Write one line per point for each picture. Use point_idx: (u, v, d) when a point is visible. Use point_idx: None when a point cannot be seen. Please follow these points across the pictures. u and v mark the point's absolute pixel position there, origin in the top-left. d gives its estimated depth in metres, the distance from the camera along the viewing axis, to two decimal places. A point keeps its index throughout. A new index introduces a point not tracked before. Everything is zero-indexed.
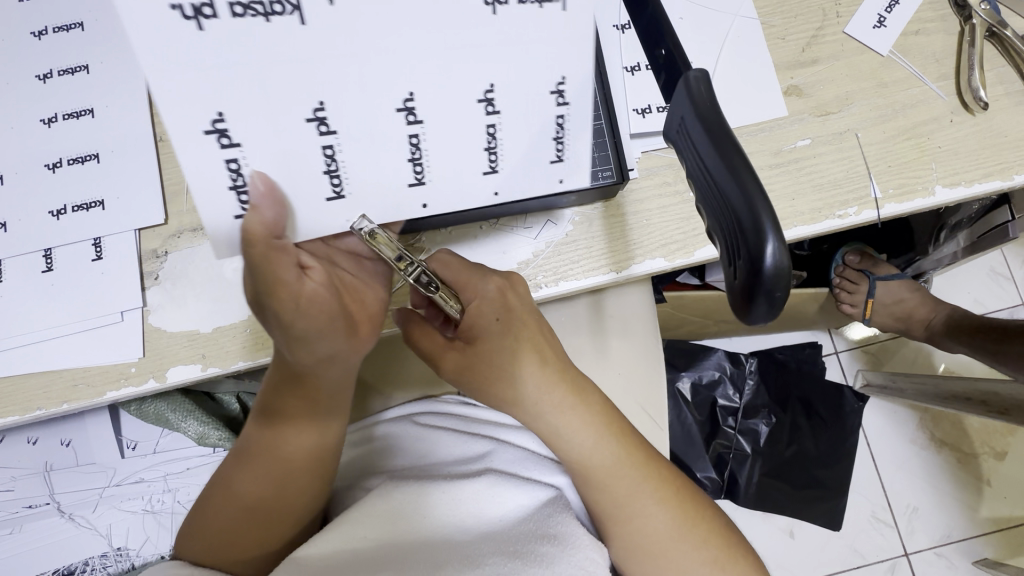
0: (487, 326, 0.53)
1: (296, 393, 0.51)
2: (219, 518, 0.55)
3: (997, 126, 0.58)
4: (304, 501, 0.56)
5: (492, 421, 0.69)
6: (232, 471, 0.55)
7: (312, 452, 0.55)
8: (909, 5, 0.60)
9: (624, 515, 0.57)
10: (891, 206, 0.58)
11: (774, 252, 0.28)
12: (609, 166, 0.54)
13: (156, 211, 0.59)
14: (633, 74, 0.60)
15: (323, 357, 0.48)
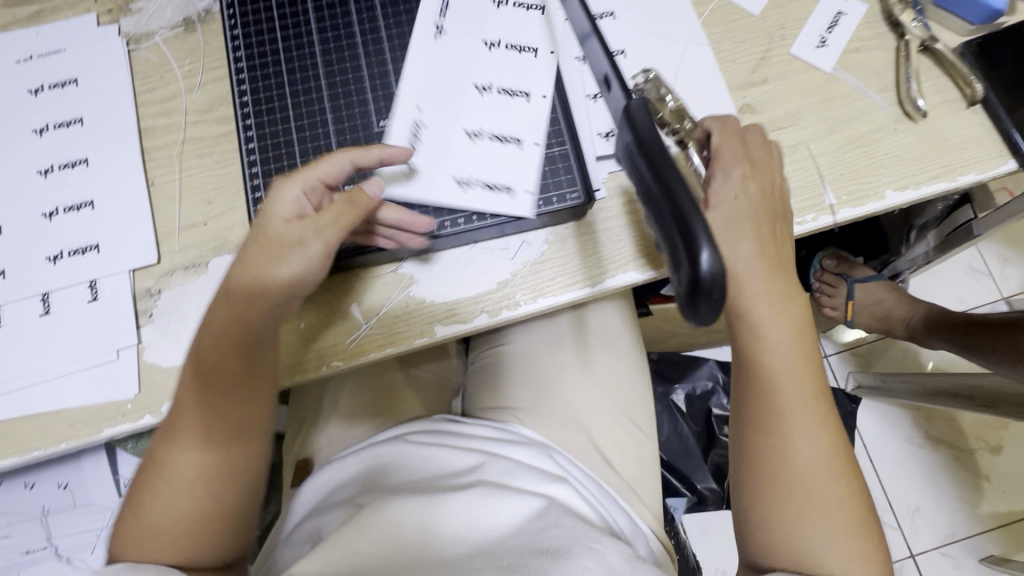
0: (739, 226, 0.51)
1: (217, 375, 0.51)
2: (148, 506, 0.51)
3: (938, 132, 0.62)
4: (228, 498, 0.53)
5: (474, 434, 0.71)
6: (151, 466, 0.52)
7: (232, 434, 0.53)
8: (848, 25, 0.65)
9: (802, 464, 0.50)
10: (846, 211, 0.61)
11: (710, 259, 0.30)
12: (577, 188, 0.59)
13: (149, 251, 0.62)
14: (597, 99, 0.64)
15: (262, 305, 0.50)
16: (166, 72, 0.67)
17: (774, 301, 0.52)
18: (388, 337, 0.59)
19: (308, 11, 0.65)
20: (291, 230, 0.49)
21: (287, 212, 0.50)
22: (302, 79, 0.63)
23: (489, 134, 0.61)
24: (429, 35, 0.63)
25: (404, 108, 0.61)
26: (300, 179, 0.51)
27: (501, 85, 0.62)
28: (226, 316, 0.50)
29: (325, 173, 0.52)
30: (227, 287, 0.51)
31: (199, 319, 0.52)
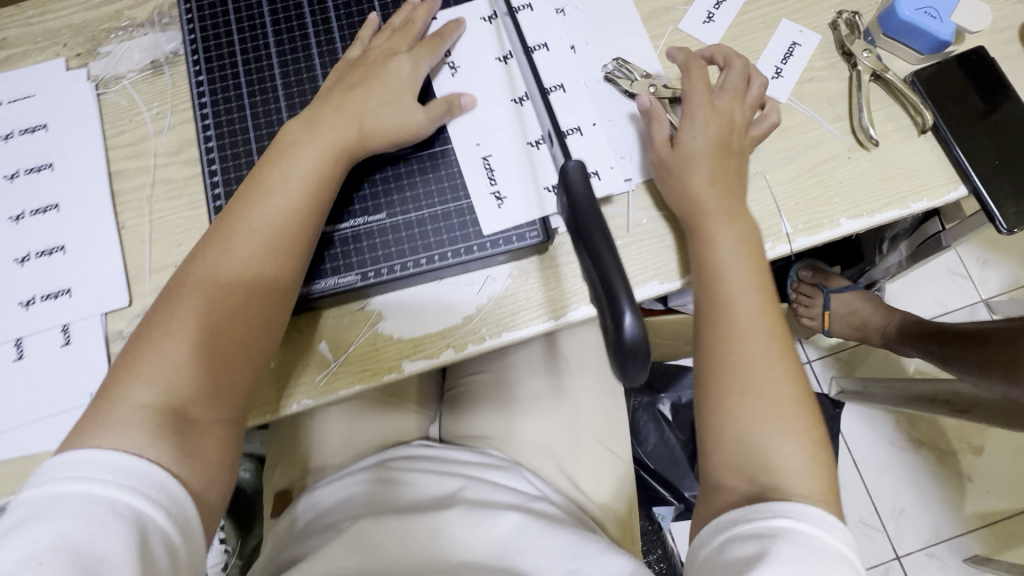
0: (697, 142, 0.59)
1: (264, 232, 0.55)
2: (162, 307, 0.54)
3: (891, 160, 0.64)
4: (232, 383, 0.54)
5: (457, 458, 0.72)
6: (159, 312, 0.53)
7: (262, 259, 0.55)
8: (802, 56, 0.67)
9: (749, 363, 0.51)
10: (802, 239, 0.62)
11: (632, 319, 0.32)
12: (536, 228, 0.61)
13: (120, 294, 0.63)
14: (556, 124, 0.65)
15: (318, 191, 0.58)
16: (135, 114, 0.68)
17: (733, 222, 0.56)
18: (357, 373, 0.60)
19: (272, 55, 0.68)
20: (383, 130, 0.60)
21: (317, 139, 0.59)
22: (265, 120, 0.65)
23: (550, 138, 0.63)
24: (446, 77, 0.66)
25: (467, 53, 0.66)
26: (369, 83, 0.61)
27: (536, 90, 0.65)
28: (265, 188, 0.57)
29: (398, 68, 0.62)
30: (258, 180, 0.57)
31: (238, 195, 0.57)
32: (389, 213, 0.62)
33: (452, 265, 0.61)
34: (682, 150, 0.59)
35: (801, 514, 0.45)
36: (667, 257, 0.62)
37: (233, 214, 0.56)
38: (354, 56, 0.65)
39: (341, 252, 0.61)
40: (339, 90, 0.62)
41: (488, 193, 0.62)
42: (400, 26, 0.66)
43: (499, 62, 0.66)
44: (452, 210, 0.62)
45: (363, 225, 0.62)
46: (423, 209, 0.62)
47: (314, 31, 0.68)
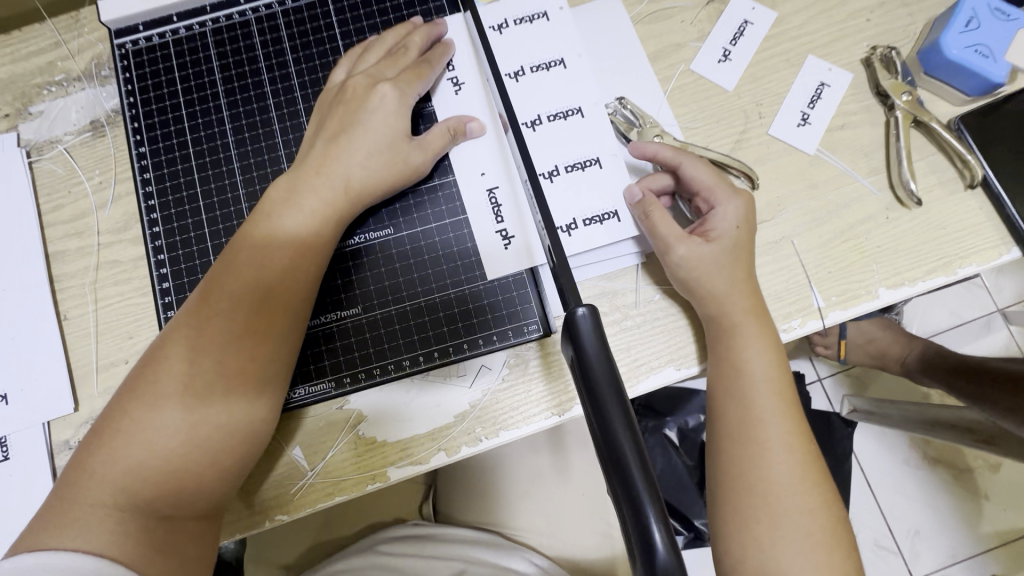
0: (724, 232, 0.51)
1: (247, 296, 0.47)
2: (143, 368, 0.46)
3: (934, 219, 0.56)
4: (207, 479, 0.45)
5: (453, 536, 0.67)
6: (128, 391, 0.45)
7: (243, 332, 0.46)
8: (832, 98, 0.59)
9: (768, 485, 0.47)
10: (836, 313, 0.55)
11: (663, 536, 0.25)
12: (534, 319, 0.53)
13: (63, 399, 0.55)
14: (551, 181, 0.55)
15: (305, 256, 0.49)
16: (74, 185, 0.59)
17: (760, 329, 0.50)
18: (337, 486, 0.52)
19: (221, 108, 0.58)
20: (375, 185, 0.51)
21: (308, 192, 0.50)
22: (217, 190, 0.56)
23: (565, 168, 0.56)
24: (446, 94, 0.57)
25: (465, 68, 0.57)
26: (354, 130, 0.51)
27: (550, 112, 0.57)
28: (246, 249, 0.48)
29: (386, 111, 0.52)
30: (236, 245, 0.49)
31: (222, 254, 0.49)
32: (366, 308, 0.53)
33: (441, 365, 0.53)
34: (709, 246, 0.51)
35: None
36: (684, 338, 0.54)
37: (229, 259, 0.48)
38: (338, 82, 0.55)
39: (314, 353, 0.53)
40: (318, 144, 0.52)
41: (492, 231, 0.54)
42: (393, 50, 0.56)
43: (509, 79, 0.57)
44: (440, 302, 0.53)
45: (335, 321, 0.53)
46: (408, 301, 0.53)
47: (270, 77, 0.58)
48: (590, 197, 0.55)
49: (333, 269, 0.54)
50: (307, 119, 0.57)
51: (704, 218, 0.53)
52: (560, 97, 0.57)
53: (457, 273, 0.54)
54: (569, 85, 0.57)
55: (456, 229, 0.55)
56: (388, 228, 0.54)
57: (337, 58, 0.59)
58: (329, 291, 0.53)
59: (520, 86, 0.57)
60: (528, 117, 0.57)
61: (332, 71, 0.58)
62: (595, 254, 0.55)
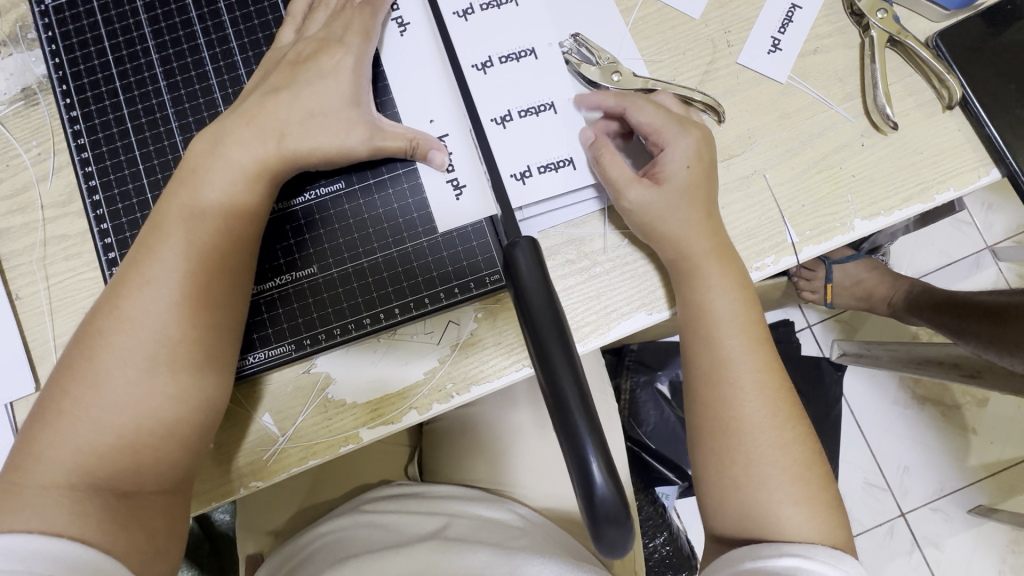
0: (680, 166, 0.49)
1: (182, 263, 0.45)
2: (78, 347, 0.44)
3: (911, 144, 0.54)
4: (166, 450, 0.44)
5: (440, 493, 0.68)
6: (66, 371, 0.44)
7: (178, 303, 0.44)
8: (804, 21, 0.56)
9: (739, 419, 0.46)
10: (810, 247, 0.54)
11: (603, 471, 0.27)
12: (496, 269, 0.52)
13: (23, 380, 0.53)
14: (504, 126, 0.53)
15: (238, 218, 0.47)
16: (10, 158, 0.56)
17: (727, 265, 0.49)
18: (309, 450, 0.52)
19: (153, 65, 0.55)
20: (310, 139, 0.48)
21: (235, 145, 0.47)
22: (157, 153, 0.54)
23: (519, 113, 0.53)
24: (392, 35, 0.53)
25: (414, 8, 0.53)
26: (297, 87, 0.48)
27: (502, 53, 0.53)
28: (180, 213, 0.46)
29: (335, 64, 0.49)
30: (165, 207, 0.46)
31: (147, 222, 0.46)
32: (322, 266, 0.51)
33: (405, 321, 0.52)
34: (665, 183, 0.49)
35: (811, 552, 0.43)
36: (655, 282, 0.53)
37: (153, 227, 0.46)
38: (287, 44, 0.52)
39: (269, 316, 0.51)
40: (254, 97, 0.49)
41: (443, 180, 0.52)
42: (338, 4, 0.51)
43: (457, 18, 0.53)
44: (398, 257, 0.52)
45: (290, 282, 0.51)
46: (363, 259, 0.51)
47: (203, 29, 0.54)
48: (549, 141, 0.53)
49: (283, 229, 0.51)
50: (245, 73, 0.54)
51: (655, 161, 0.51)
52: (514, 35, 0.53)
53: (413, 226, 0.52)
54: (523, 21, 0.54)
55: (408, 180, 0.52)
56: (339, 182, 0.52)
57: (273, 4, 0.55)
58: (282, 251, 0.51)
59: (470, 27, 0.53)
60: (478, 58, 0.53)
61: (269, 19, 0.55)
62: (556, 201, 0.53)
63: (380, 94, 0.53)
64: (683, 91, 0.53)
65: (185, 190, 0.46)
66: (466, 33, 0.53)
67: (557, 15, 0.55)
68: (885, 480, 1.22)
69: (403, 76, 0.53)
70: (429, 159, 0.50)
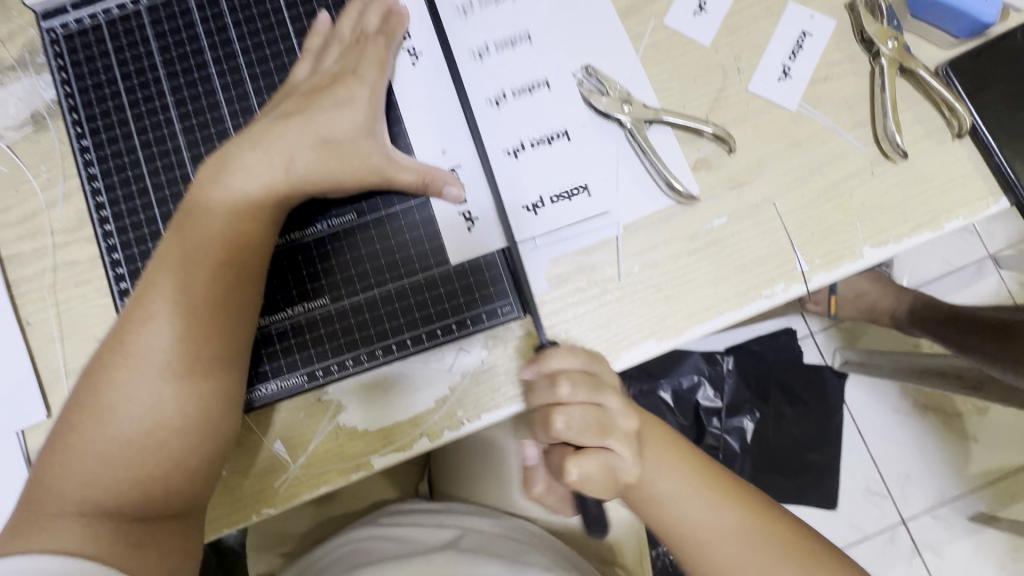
0: (602, 387, 0.45)
1: (191, 296, 0.45)
2: (89, 381, 0.45)
3: (921, 172, 0.54)
4: (175, 482, 0.45)
5: (450, 508, 0.68)
6: (76, 406, 0.44)
7: (188, 336, 0.45)
8: (814, 48, 0.56)
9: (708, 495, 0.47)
10: (819, 275, 0.54)
11: None
12: (507, 299, 0.52)
13: (35, 407, 0.53)
14: (519, 162, 0.54)
15: (238, 246, 0.47)
16: (21, 183, 0.56)
17: (627, 447, 0.44)
18: (320, 477, 0.52)
19: (164, 93, 0.54)
20: (323, 172, 0.48)
21: (244, 175, 0.47)
22: (168, 182, 0.54)
23: (532, 147, 0.54)
24: (403, 64, 0.53)
25: (428, 43, 0.54)
26: (311, 113, 0.48)
27: (515, 86, 0.54)
28: (191, 246, 0.46)
29: (352, 96, 0.49)
30: (175, 240, 0.46)
31: (159, 255, 0.47)
32: (334, 297, 0.52)
33: (416, 351, 0.52)
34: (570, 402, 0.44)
35: None
36: (665, 311, 0.53)
37: (163, 262, 0.46)
38: (302, 78, 0.52)
39: (281, 346, 0.51)
40: (266, 121, 0.49)
41: (455, 212, 0.52)
42: (351, 40, 0.52)
43: (472, 57, 0.54)
44: (409, 287, 0.52)
45: (302, 313, 0.51)
46: (375, 290, 0.52)
47: (214, 57, 0.54)
48: (560, 171, 0.54)
49: (294, 259, 0.52)
50: (256, 101, 0.54)
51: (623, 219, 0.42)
52: (527, 73, 0.54)
53: (424, 256, 0.52)
54: (535, 55, 0.55)
55: (418, 210, 0.52)
56: (351, 213, 0.52)
57: (284, 32, 0.55)
58: (294, 282, 0.52)
59: (484, 66, 0.54)
60: (493, 94, 0.54)
61: (280, 46, 0.55)
62: (570, 236, 0.53)
63: (393, 124, 0.53)
64: (693, 122, 0.54)
65: (197, 222, 0.47)
66: (480, 72, 0.54)
67: (568, 44, 0.55)
68: (887, 489, 1.23)
69: (415, 108, 0.53)
70: (443, 194, 0.51)
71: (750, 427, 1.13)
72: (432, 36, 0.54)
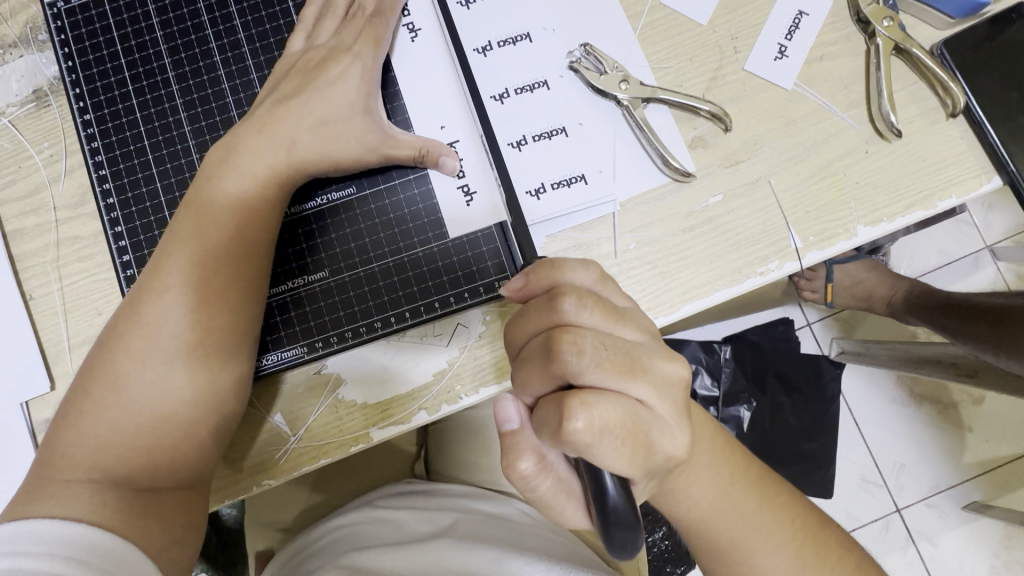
0: (623, 317, 0.35)
1: (197, 269, 0.45)
2: (99, 351, 0.46)
3: (914, 151, 0.55)
4: (181, 451, 0.45)
5: (446, 491, 0.69)
6: (87, 374, 0.45)
7: (194, 307, 0.45)
8: (810, 28, 0.56)
9: (711, 512, 0.45)
10: (814, 253, 0.54)
11: (615, 484, 0.32)
12: (505, 274, 0.52)
13: (39, 380, 0.54)
14: (521, 150, 0.54)
15: (250, 222, 0.47)
16: (23, 159, 0.56)
17: (662, 402, 0.34)
18: (321, 449, 0.53)
19: (166, 69, 0.55)
20: (324, 146, 0.49)
21: (249, 149, 0.48)
22: (170, 156, 0.54)
23: (534, 138, 0.54)
24: (403, 42, 0.54)
25: (430, 26, 0.54)
26: (305, 96, 0.49)
27: (517, 85, 0.55)
28: (195, 219, 0.47)
29: (343, 72, 0.50)
30: (181, 214, 0.47)
31: (167, 229, 0.47)
32: (334, 270, 0.52)
33: (415, 325, 0.53)
34: (585, 328, 0.33)
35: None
36: (661, 287, 0.54)
37: (171, 235, 0.47)
38: (297, 49, 0.52)
39: (283, 319, 0.52)
40: (264, 106, 0.50)
41: (454, 187, 0.53)
42: (348, 14, 0.52)
43: (477, 55, 0.55)
44: (409, 262, 0.52)
45: (302, 286, 0.52)
46: (374, 263, 0.52)
47: (215, 33, 0.55)
48: (559, 160, 0.54)
49: (295, 233, 0.52)
50: (257, 77, 0.55)
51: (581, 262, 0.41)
52: (528, 64, 0.55)
53: (424, 231, 0.53)
54: (534, 36, 0.55)
55: (417, 185, 0.53)
56: (351, 187, 0.53)
57: (285, 8, 0.55)
58: (294, 255, 0.52)
59: (488, 62, 0.55)
60: (496, 89, 0.55)
61: (280, 22, 0.55)
62: (569, 218, 0.54)
63: (391, 99, 0.53)
64: (689, 100, 0.54)
65: (204, 196, 0.47)
66: (483, 67, 0.55)
67: (566, 23, 0.56)
68: (881, 476, 1.24)
69: (416, 86, 0.53)
70: (439, 166, 0.51)
71: (746, 415, 1.14)
72: (433, 19, 0.54)
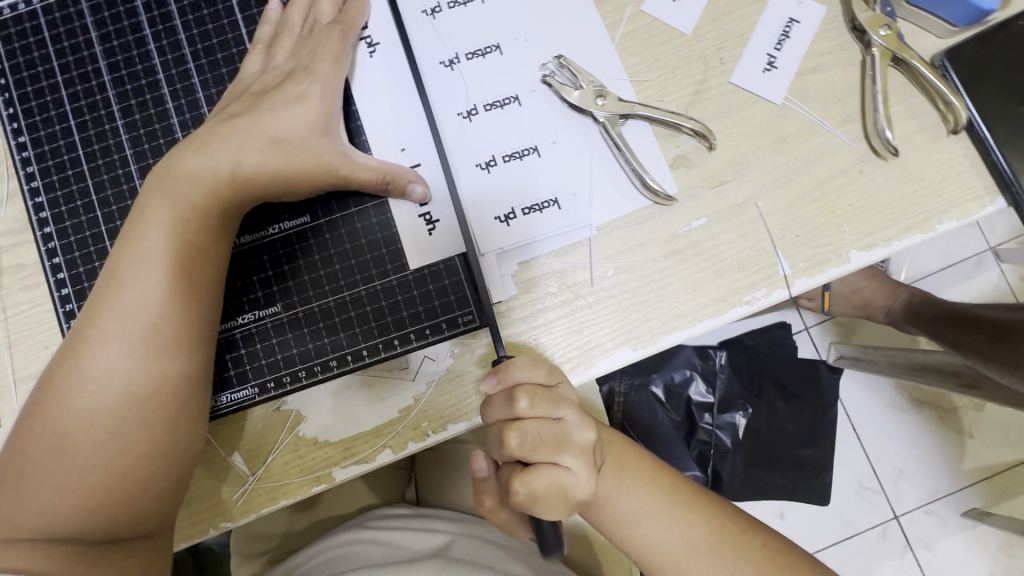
0: (561, 400, 0.40)
1: (143, 313, 0.42)
2: (37, 406, 0.42)
3: (912, 170, 0.51)
4: (141, 505, 0.42)
5: (437, 515, 0.68)
6: (27, 428, 0.42)
7: (141, 354, 0.42)
8: (802, 36, 0.52)
9: (624, 520, 0.45)
10: (803, 280, 0.51)
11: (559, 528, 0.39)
12: (469, 308, 0.49)
13: None
14: (489, 172, 0.51)
15: (193, 256, 0.44)
16: None
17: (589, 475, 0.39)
18: (280, 490, 0.49)
19: (106, 87, 0.51)
20: (272, 176, 0.45)
21: (188, 177, 0.44)
22: (110, 181, 0.51)
23: (503, 158, 0.51)
24: (362, 58, 0.50)
25: (391, 40, 0.50)
26: (259, 113, 0.45)
27: (487, 101, 0.51)
28: (132, 255, 0.43)
29: (302, 92, 0.46)
30: (120, 250, 0.43)
31: (105, 269, 0.44)
32: (285, 305, 0.49)
33: (374, 363, 0.49)
34: (525, 417, 0.39)
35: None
36: (638, 317, 0.50)
37: (110, 276, 0.43)
38: (248, 67, 0.49)
39: (233, 357, 0.49)
40: (211, 126, 0.46)
41: (415, 215, 0.50)
42: (304, 29, 0.49)
43: (442, 68, 0.51)
44: (366, 295, 0.49)
45: (253, 322, 0.49)
46: (330, 297, 0.49)
47: (158, 47, 0.51)
48: (531, 182, 0.51)
49: (245, 265, 0.49)
50: (204, 95, 0.51)
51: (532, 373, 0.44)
52: (497, 81, 0.51)
53: (383, 263, 0.49)
54: (506, 49, 0.51)
55: (376, 214, 0.50)
56: (304, 216, 0.49)
57: (234, 20, 0.51)
58: (245, 289, 0.49)
59: (454, 77, 0.51)
60: (463, 105, 0.51)
61: (228, 36, 0.51)
62: (540, 243, 0.51)
63: (351, 119, 0.50)
64: (671, 118, 0.50)
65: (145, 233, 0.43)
66: (448, 82, 0.51)
67: (537, 35, 0.52)
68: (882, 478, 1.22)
69: (375, 107, 0.50)
70: (408, 193, 0.47)
71: (742, 422, 1.11)
72: (394, 33, 0.50)
